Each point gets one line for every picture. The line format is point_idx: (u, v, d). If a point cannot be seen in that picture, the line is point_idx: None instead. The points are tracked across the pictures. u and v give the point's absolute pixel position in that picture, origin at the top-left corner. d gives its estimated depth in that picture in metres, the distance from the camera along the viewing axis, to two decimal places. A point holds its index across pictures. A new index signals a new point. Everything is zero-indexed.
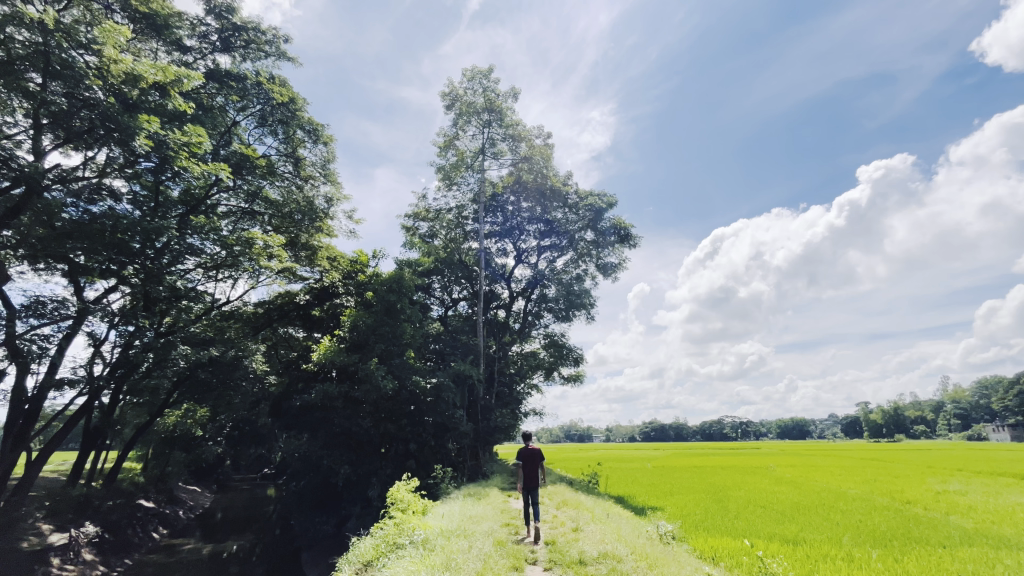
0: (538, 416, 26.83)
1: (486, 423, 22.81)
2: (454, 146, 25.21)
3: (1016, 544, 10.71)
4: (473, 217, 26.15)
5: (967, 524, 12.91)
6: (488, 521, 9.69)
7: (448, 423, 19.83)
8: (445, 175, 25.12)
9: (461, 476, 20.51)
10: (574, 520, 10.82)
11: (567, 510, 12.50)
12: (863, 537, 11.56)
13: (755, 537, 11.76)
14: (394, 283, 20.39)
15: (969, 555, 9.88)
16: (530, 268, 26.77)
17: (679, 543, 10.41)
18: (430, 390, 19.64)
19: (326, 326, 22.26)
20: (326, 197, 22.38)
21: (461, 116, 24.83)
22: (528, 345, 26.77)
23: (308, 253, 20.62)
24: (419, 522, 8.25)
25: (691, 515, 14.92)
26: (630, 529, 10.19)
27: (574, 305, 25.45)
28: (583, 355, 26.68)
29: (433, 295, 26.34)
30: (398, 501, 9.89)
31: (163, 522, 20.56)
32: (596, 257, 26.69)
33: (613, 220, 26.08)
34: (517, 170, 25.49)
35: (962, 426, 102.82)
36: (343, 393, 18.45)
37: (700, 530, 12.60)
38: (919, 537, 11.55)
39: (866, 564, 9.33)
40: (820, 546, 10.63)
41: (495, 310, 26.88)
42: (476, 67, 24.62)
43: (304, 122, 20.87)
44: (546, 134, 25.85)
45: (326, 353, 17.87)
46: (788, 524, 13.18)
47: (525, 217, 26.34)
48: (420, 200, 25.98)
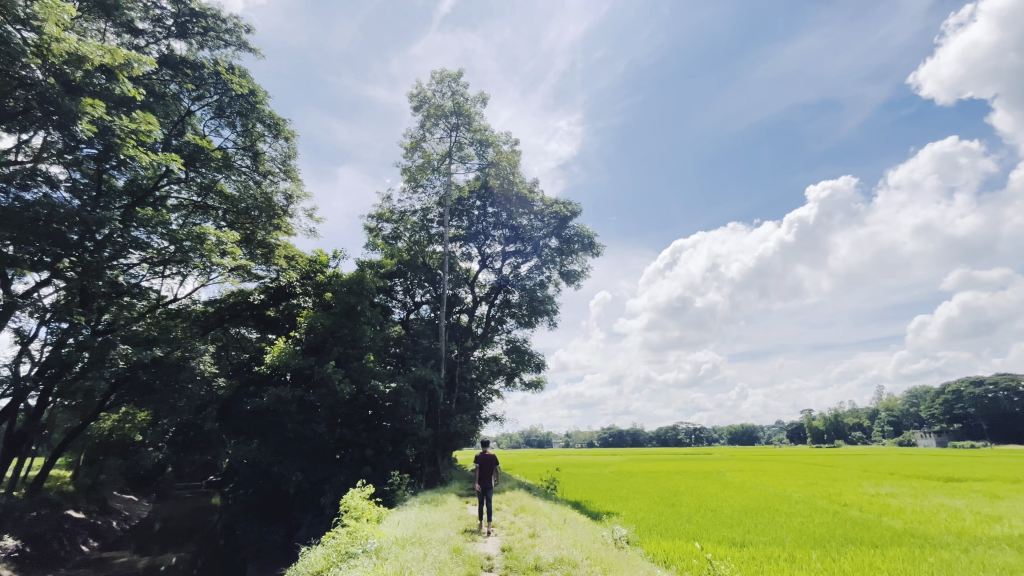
0: (498, 421, 26.80)
1: (445, 429, 22.47)
2: (420, 148, 24.99)
3: (941, 544, 11.50)
4: (438, 220, 26.00)
5: (899, 525, 13.79)
6: (444, 528, 9.60)
7: (407, 428, 19.45)
8: (411, 177, 24.86)
9: (418, 482, 20.18)
10: (531, 526, 10.92)
11: (524, 516, 12.55)
12: (803, 539, 12.15)
13: (705, 540, 12.14)
14: (354, 285, 19.90)
15: (898, 553, 10.57)
16: (494, 273, 26.83)
17: (633, 547, 10.62)
18: (389, 395, 19.12)
19: (281, 327, 21.58)
20: (286, 193, 21.69)
21: (429, 118, 24.64)
22: (490, 350, 26.73)
23: (265, 252, 19.96)
24: (373, 530, 8.01)
25: (645, 519, 15.28)
26: (586, 534, 10.27)
27: (537, 312, 25.57)
28: (544, 360, 26.83)
29: (395, 298, 25.81)
30: (352, 509, 9.41)
31: (94, 534, 19.15)
32: (560, 265, 26.90)
33: (577, 228, 26.55)
34: (483, 175, 25.51)
35: (895, 432, 109.95)
36: (297, 398, 17.78)
37: (653, 534, 12.89)
38: (854, 538, 12.26)
39: (806, 564, 9.81)
40: (765, 548, 11.11)
41: (458, 314, 26.78)
42: (446, 70, 24.57)
43: (265, 116, 20.24)
44: (513, 140, 26.11)
45: (281, 355, 17.22)
46: (735, 527, 13.69)
47: (491, 222, 26.34)
48: (384, 201, 25.56)
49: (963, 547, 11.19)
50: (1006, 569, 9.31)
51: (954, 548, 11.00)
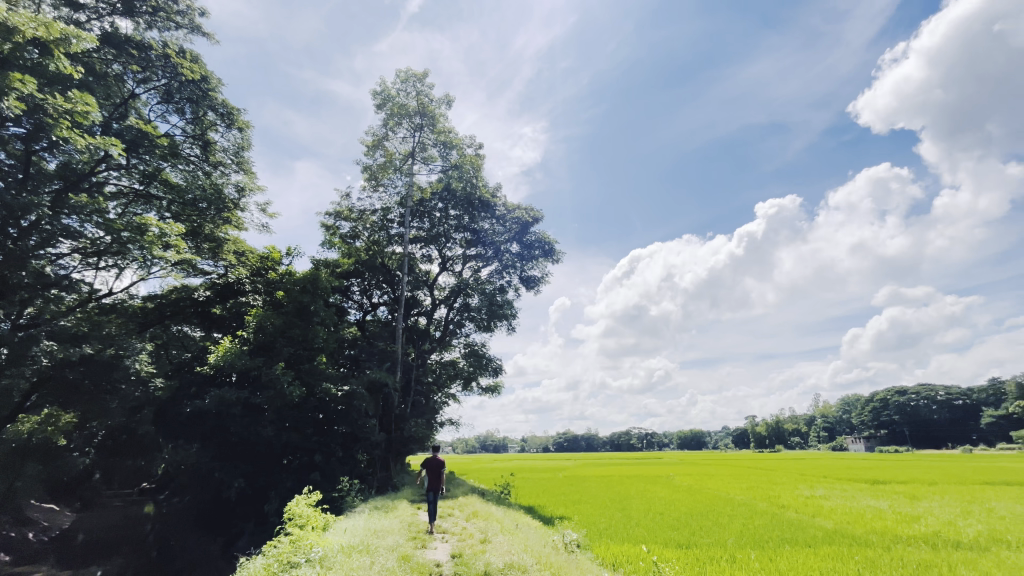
0: (453, 425, 26.55)
1: (399, 433, 22.08)
2: (382, 146, 24.53)
3: (866, 542, 12.33)
4: (399, 221, 25.54)
5: (831, 525, 14.64)
6: (392, 535, 9.39)
7: (359, 432, 18.97)
8: (372, 175, 24.32)
9: (369, 488, 19.72)
10: (482, 532, 10.85)
11: (475, 522, 12.48)
12: (744, 540, 12.69)
13: (653, 542, 12.46)
14: (308, 284, 19.24)
15: (829, 552, 11.23)
16: (454, 276, 26.61)
17: (583, 551, 10.75)
18: (341, 399, 18.62)
19: (228, 327, 20.51)
20: (237, 185, 20.73)
21: (392, 117, 24.24)
22: (448, 354, 26.55)
23: (212, 245, 18.99)
24: (317, 538, 7.69)
25: (596, 523, 15.54)
26: (536, 539, 10.37)
27: (496, 316, 25.57)
28: (501, 365, 26.80)
29: (351, 299, 25.08)
30: (297, 516, 8.92)
31: (5, 548, 17.46)
32: (520, 270, 26.94)
33: (538, 234, 26.86)
34: (446, 177, 25.34)
35: (829, 437, 117.06)
36: (242, 400, 16.91)
37: (604, 537, 13.13)
38: (790, 538, 12.92)
39: (745, 564, 10.26)
40: (707, 550, 11.53)
41: (416, 317, 26.41)
42: (411, 69, 24.28)
43: (218, 104, 19.38)
44: (477, 144, 26.14)
45: (225, 355, 16.31)
46: (681, 530, 14.13)
47: (452, 224, 25.87)
48: (343, 199, 24.87)
49: (884, 545, 12.02)
50: (922, 565, 10.06)
51: (879, 547, 11.79)
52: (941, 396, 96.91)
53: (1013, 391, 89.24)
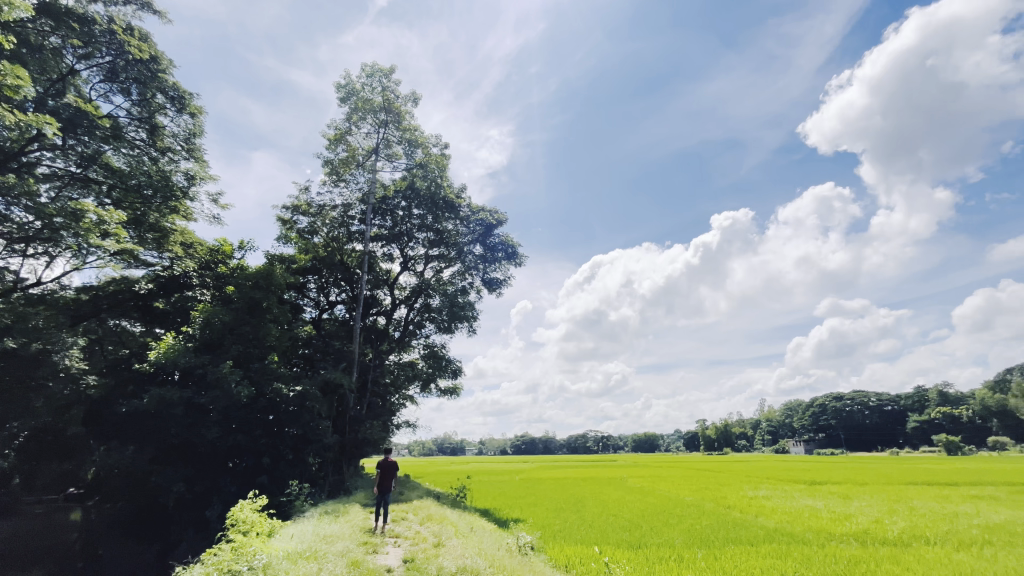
0: (410, 428, 26.14)
1: (353, 435, 21.54)
2: (345, 141, 23.93)
3: (803, 540, 12.96)
4: (360, 218, 24.92)
5: (772, 524, 15.31)
6: (343, 541, 9.11)
7: (311, 434, 18.33)
8: (333, 170, 23.66)
9: (320, 492, 19.16)
10: (436, 536, 10.69)
11: (430, 525, 12.31)
12: (691, 540, 13.11)
13: (605, 544, 12.69)
14: (261, 279, 18.47)
15: (770, 550, 11.73)
16: (416, 276, 26.26)
17: (537, 553, 10.77)
18: (293, 400, 17.88)
19: (171, 322, 19.22)
20: (187, 173, 19.66)
21: (356, 112, 23.69)
22: (406, 355, 26.12)
23: (157, 236, 17.91)
24: (261, 545, 7.34)
25: (551, 525, 15.63)
26: (490, 541, 10.34)
27: (457, 317, 25.41)
28: (461, 367, 26.62)
29: (307, 296, 24.20)
30: (240, 522, 8.46)
31: None
32: (483, 272, 26.85)
33: (502, 236, 26.91)
34: (410, 175, 25.01)
35: (773, 441, 123.05)
36: (185, 399, 15.93)
37: (557, 539, 13.23)
38: (734, 537, 13.46)
39: (692, 563, 10.53)
40: (657, 550, 11.79)
41: (375, 316, 25.83)
42: (377, 64, 23.86)
43: (168, 86, 18.37)
44: (442, 143, 25.96)
45: (167, 353, 15.37)
46: (632, 531, 14.40)
47: (415, 223, 25.48)
48: (302, 193, 24.01)
49: (819, 542, 12.67)
50: (852, 560, 10.71)
51: (815, 544, 12.42)
52: (873, 402, 103.95)
53: (935, 398, 96.88)
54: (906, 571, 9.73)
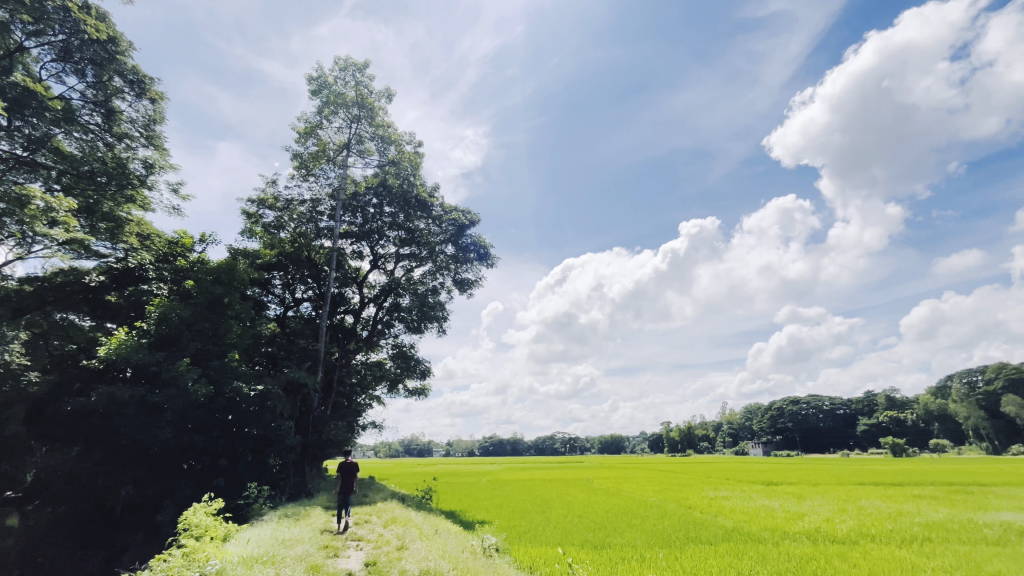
0: (376, 429, 25.71)
1: (317, 436, 21.07)
2: (316, 135, 23.37)
3: (759, 539, 13.38)
4: (329, 214, 24.36)
5: (730, 523, 15.80)
6: (302, 544, 8.86)
7: (273, 435, 17.96)
8: (302, 164, 23.01)
9: (280, 494, 18.77)
10: (399, 538, 10.53)
11: (393, 528, 12.13)
12: (653, 540, 13.38)
13: (569, 545, 12.80)
14: (223, 274, 17.83)
15: (728, 549, 12.09)
16: (385, 274, 25.89)
17: (501, 554, 10.76)
18: (254, 399, 17.34)
19: (124, 317, 18.00)
20: (145, 161, 18.83)
21: (327, 105, 23.16)
22: (374, 355, 25.70)
23: (110, 226, 17.02)
24: (216, 550, 7.06)
25: (516, 526, 15.65)
26: (454, 544, 10.26)
27: (427, 317, 25.17)
28: (430, 368, 26.36)
29: (271, 293, 23.48)
30: (193, 526, 8.09)
31: None
32: (454, 272, 26.68)
33: (474, 237, 26.81)
34: (382, 173, 24.69)
35: (733, 442, 126.91)
36: (137, 398, 15.15)
37: (522, 541, 13.29)
38: (694, 536, 13.83)
39: (653, 563, 10.75)
40: (620, 550, 11.96)
41: (342, 315, 25.29)
42: (350, 58, 23.42)
43: (126, 70, 17.57)
44: (416, 141, 25.71)
45: (118, 349, 14.57)
46: (596, 532, 14.53)
47: (386, 221, 25.14)
48: (268, 186, 23.33)
49: (773, 541, 13.13)
50: (804, 558, 11.16)
51: (771, 542, 12.87)
52: (826, 405, 108.60)
53: (883, 402, 102.07)
54: (851, 567, 10.25)
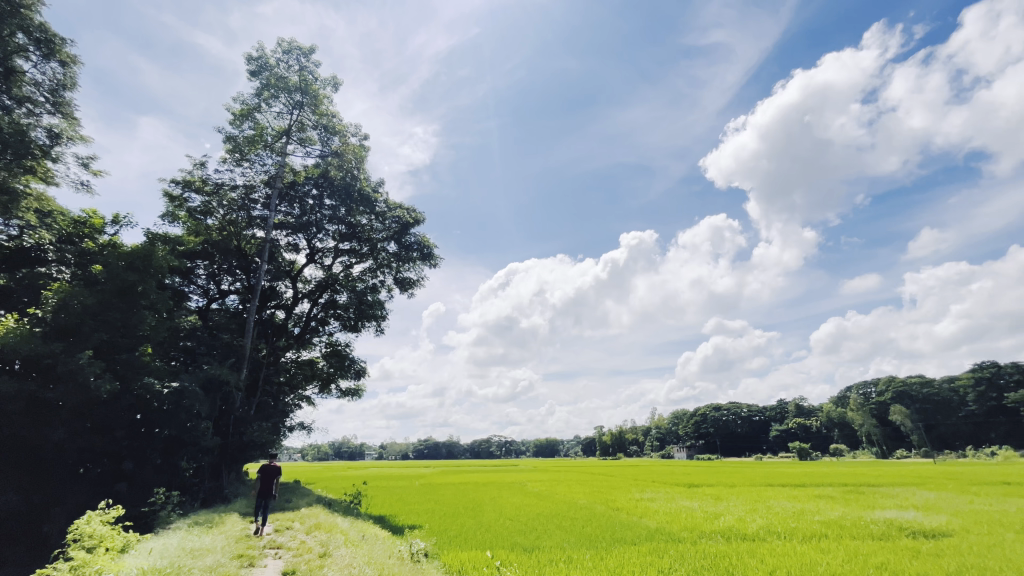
0: (304, 430, 24.48)
1: (237, 438, 19.85)
2: (253, 118, 22.04)
3: (677, 539, 14.08)
4: (263, 202, 23.02)
5: (653, 524, 16.59)
6: (212, 555, 8.25)
7: (187, 437, 16.78)
8: (235, 148, 21.54)
9: (192, 500, 17.47)
10: (322, 545, 10.08)
11: (317, 534, 11.58)
12: (580, 541, 13.71)
13: (498, 548, 12.84)
14: (138, 259, 16.11)
15: (650, 549, 12.64)
16: (322, 270, 24.81)
17: (430, 559, 10.55)
18: (167, 398, 15.99)
19: (14, 303, 15.72)
20: (49, 129, 16.90)
21: (267, 88, 21.87)
22: (306, 353, 24.57)
23: (5, 199, 14.89)
24: (111, 563, 6.39)
25: (447, 531, 15.42)
26: (381, 550, 9.93)
27: (364, 316, 24.37)
28: (365, 368, 25.53)
29: (193, 283, 21.77)
30: (85, 538, 7.26)
31: None
32: (395, 271, 26.04)
33: (419, 236, 26.23)
34: (324, 164, 23.77)
35: (660, 446, 132.90)
36: (24, 394, 13.21)
37: (451, 545, 13.17)
38: (620, 537, 14.34)
39: (578, 564, 11.04)
40: (548, 553, 12.13)
41: (273, 310, 23.97)
42: (295, 41, 22.33)
43: (32, 26, 15.74)
44: (362, 133, 24.96)
45: (5, 337, 12.65)
46: (526, 534, 14.65)
47: (326, 214, 24.16)
48: (196, 168, 21.66)
49: (692, 540, 13.90)
50: (717, 555, 11.86)
51: (689, 541, 13.58)
52: (745, 412, 116.46)
53: (793, 410, 111.01)
54: (759, 563, 11.04)
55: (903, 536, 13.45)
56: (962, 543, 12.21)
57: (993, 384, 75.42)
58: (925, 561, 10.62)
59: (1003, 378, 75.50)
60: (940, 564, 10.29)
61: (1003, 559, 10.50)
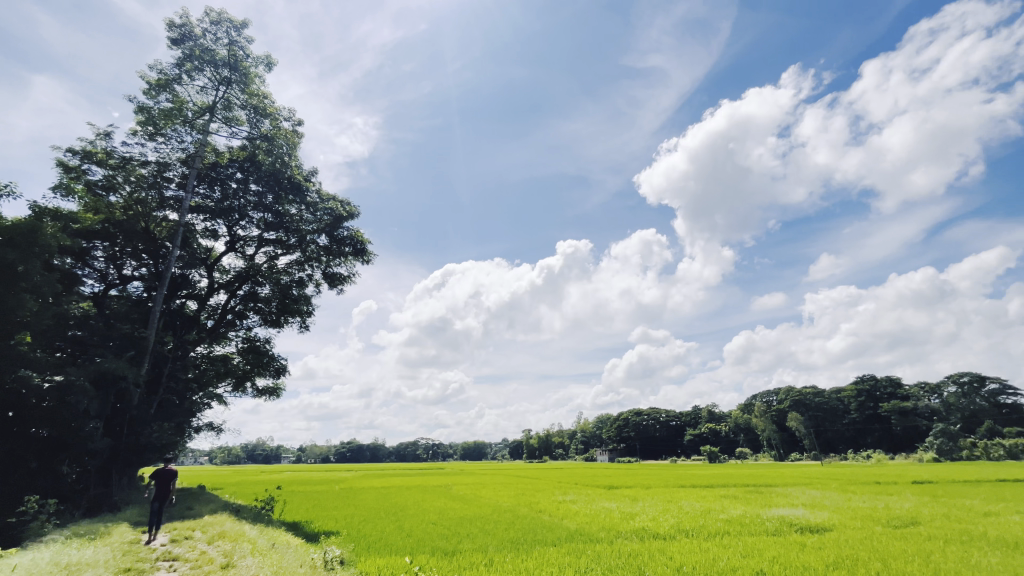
0: (212, 431, 22.68)
1: (133, 439, 17.95)
2: (172, 90, 20.18)
3: (595, 539, 14.62)
4: (179, 182, 21.16)
5: (573, 524, 17.15)
6: (92, 570, 7.37)
7: (70, 438, 15.19)
8: (149, 120, 19.55)
9: (72, 510, 15.44)
10: (226, 556, 9.38)
11: (220, 544, 10.76)
12: (502, 544, 13.84)
13: (419, 552, 12.67)
14: (20, 235, 13.99)
15: (570, 549, 13.01)
16: (243, 259, 23.18)
17: (345, 567, 10.14)
18: (46, 393, 14.23)
19: None
20: None
21: (190, 60, 20.12)
22: (220, 348, 22.77)
23: None
24: None
25: (366, 537, 14.91)
26: (292, 559, 9.42)
27: (287, 311, 23.09)
28: (286, 366, 24.15)
29: (89, 266, 19.36)
30: None
31: None
32: (324, 265, 24.88)
33: (353, 230, 25.19)
34: (252, 147, 22.27)
35: (584, 450, 137.09)
36: None
37: (367, 551, 12.74)
38: (541, 539, 14.65)
39: (499, 566, 11.15)
40: (469, 557, 12.09)
41: (183, 300, 22.04)
42: (226, 13, 20.76)
43: None
44: (296, 118, 23.66)
45: None
46: (447, 539, 14.50)
47: (250, 200, 22.66)
48: (99, 138, 19.39)
49: (607, 540, 14.47)
50: (631, 554, 12.40)
51: (606, 541, 14.13)
52: (663, 417, 123.13)
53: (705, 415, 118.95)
54: (669, 559, 11.69)
55: (792, 530, 14.90)
56: (840, 536, 13.68)
57: (870, 395, 85.68)
58: (808, 553, 11.84)
59: (879, 390, 86.06)
60: (820, 556, 11.50)
61: (869, 549, 11.98)
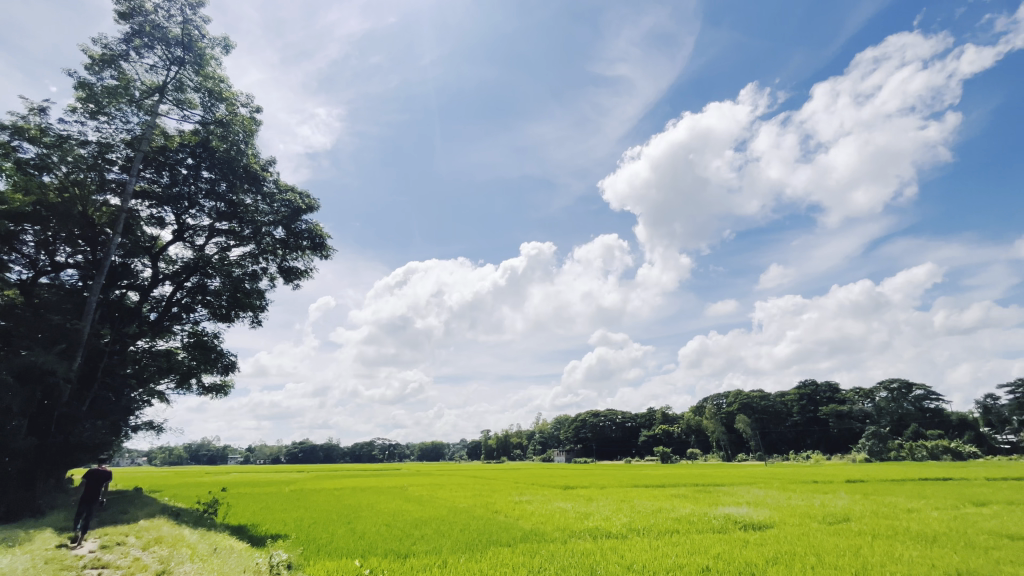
0: (152, 431, 21.41)
1: (62, 439, 16.63)
2: (118, 67, 18.95)
3: (549, 538, 14.78)
4: (123, 166, 19.89)
5: (528, 524, 17.27)
6: None
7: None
8: (90, 97, 18.28)
9: None
10: (163, 562, 8.86)
11: (156, 549, 10.17)
12: (457, 544, 13.80)
13: (370, 555, 12.42)
14: None
15: (525, 549, 13.09)
16: (192, 249, 22.01)
17: (291, 572, 9.73)
18: None
19: None
20: None
21: (138, 36, 18.96)
22: (164, 342, 21.57)
23: None
24: None
25: (316, 540, 14.47)
26: (234, 564, 8.98)
27: (238, 305, 22.10)
28: (236, 363, 23.11)
29: (17, 251, 17.89)
30: None
31: None
32: (280, 259, 23.96)
33: (312, 223, 24.39)
34: (205, 131, 21.20)
35: (542, 450, 138.28)
36: None
37: (316, 554, 12.37)
38: (496, 539, 14.69)
39: (453, 567, 11.09)
40: (422, 559, 11.94)
41: (123, 291, 20.72)
42: None
43: None
44: (254, 105, 22.69)
45: None
46: (401, 541, 14.32)
47: (201, 187, 21.57)
48: (32, 114, 17.96)
49: (562, 539, 14.59)
50: (583, 552, 12.62)
51: (560, 540, 14.33)
52: (620, 418, 125.91)
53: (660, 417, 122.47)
54: (620, 557, 11.95)
55: (736, 528, 15.49)
56: (780, 533, 14.35)
57: (813, 399, 90.62)
58: (751, 549, 12.34)
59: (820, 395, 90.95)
60: (762, 552, 12.01)
61: (806, 545, 12.57)
